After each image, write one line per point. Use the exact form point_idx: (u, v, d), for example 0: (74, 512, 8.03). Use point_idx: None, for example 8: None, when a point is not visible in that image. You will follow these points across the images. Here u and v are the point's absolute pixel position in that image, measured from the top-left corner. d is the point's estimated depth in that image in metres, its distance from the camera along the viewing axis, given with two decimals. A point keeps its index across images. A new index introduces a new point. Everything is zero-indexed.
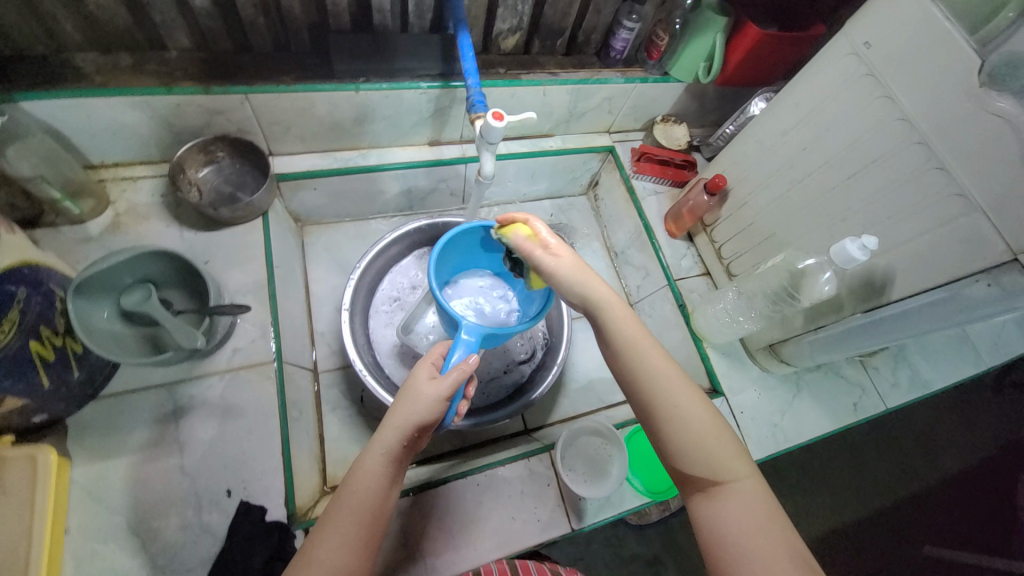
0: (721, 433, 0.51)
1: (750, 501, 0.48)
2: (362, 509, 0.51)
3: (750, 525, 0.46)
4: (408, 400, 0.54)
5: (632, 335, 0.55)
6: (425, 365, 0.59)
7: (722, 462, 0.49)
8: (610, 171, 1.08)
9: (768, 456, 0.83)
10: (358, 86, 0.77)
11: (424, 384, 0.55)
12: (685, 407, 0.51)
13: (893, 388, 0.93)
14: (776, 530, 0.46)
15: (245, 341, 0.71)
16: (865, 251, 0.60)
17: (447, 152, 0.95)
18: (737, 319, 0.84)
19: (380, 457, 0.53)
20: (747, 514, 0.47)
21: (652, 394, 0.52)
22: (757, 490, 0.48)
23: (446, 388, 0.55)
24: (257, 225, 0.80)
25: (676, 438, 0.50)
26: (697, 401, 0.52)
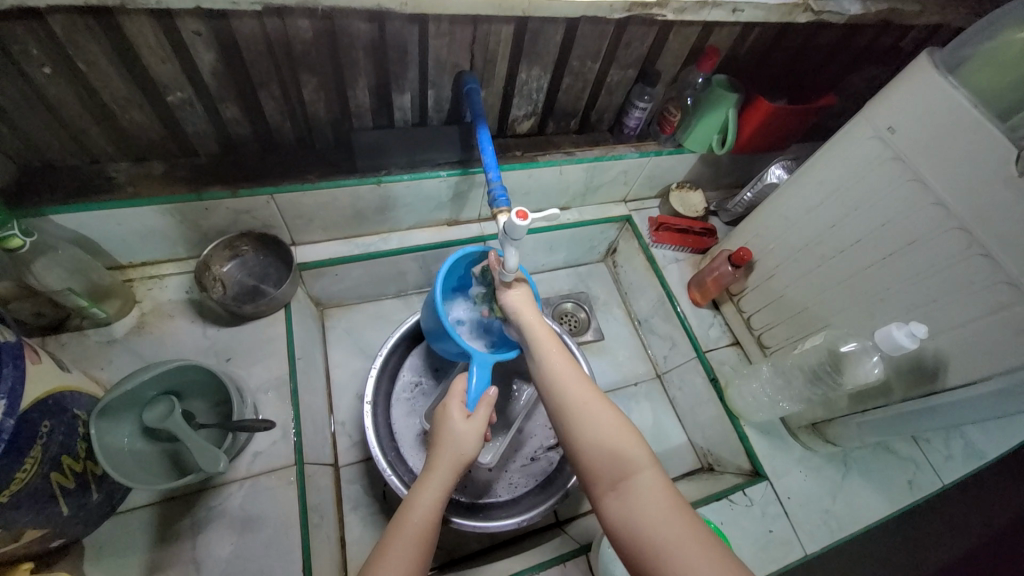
0: (621, 429, 0.56)
1: (651, 489, 0.51)
2: (421, 534, 0.54)
3: (654, 511, 0.50)
4: (451, 440, 0.60)
5: (545, 352, 0.63)
6: (455, 403, 0.63)
7: (625, 457, 0.53)
8: (628, 239, 1.07)
9: (824, 548, 0.75)
10: (380, 178, 0.79)
11: (462, 422, 0.61)
12: (592, 411, 0.57)
13: (949, 461, 0.86)
14: (678, 515, 0.49)
15: (266, 444, 0.69)
16: (914, 338, 0.57)
17: (465, 231, 0.95)
18: (776, 398, 0.79)
19: (436, 491, 0.57)
20: (652, 502, 0.50)
21: (566, 401, 0.59)
22: (656, 480, 0.52)
23: (483, 423, 0.61)
24: (279, 317, 0.79)
25: (585, 439, 0.56)
26: (599, 404, 0.58)
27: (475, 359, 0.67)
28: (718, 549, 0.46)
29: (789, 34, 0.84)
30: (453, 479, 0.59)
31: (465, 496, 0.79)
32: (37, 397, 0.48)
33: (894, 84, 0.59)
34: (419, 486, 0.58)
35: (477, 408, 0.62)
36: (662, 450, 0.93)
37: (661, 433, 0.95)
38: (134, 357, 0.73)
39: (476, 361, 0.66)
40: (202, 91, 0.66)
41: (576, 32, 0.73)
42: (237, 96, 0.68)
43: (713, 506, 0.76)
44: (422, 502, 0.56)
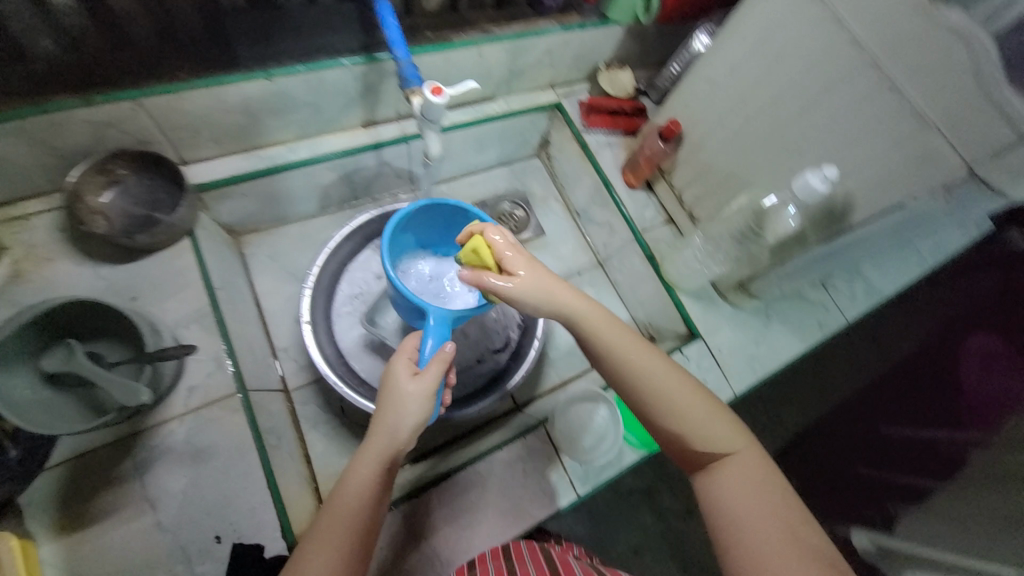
0: (710, 411, 0.58)
1: (741, 469, 0.55)
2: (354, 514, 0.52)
3: (745, 484, 0.54)
4: (392, 401, 0.54)
5: (608, 338, 0.60)
6: (402, 361, 0.56)
7: (717, 440, 0.56)
8: (560, 128, 1.03)
9: (749, 386, 0.86)
10: (269, 73, 0.68)
11: (409, 381, 0.54)
12: (683, 399, 0.58)
13: (851, 301, 0.97)
14: (765, 490, 0.53)
15: (201, 378, 0.65)
16: (826, 182, 0.60)
17: (384, 132, 0.86)
18: (707, 264, 0.85)
19: (371, 466, 0.54)
20: (743, 482, 0.54)
21: (654, 392, 0.58)
22: (749, 460, 0.56)
23: (432, 382, 0.54)
24: (186, 246, 0.71)
25: (672, 428, 0.58)
26: (686, 394, 0.58)
27: (431, 314, 0.58)
28: (810, 528, 0.50)
29: None
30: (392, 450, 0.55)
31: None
32: None
33: None
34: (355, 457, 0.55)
35: (428, 366, 0.55)
36: None
37: None
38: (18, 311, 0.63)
39: (431, 316, 0.58)
40: None
41: None
42: None
43: None
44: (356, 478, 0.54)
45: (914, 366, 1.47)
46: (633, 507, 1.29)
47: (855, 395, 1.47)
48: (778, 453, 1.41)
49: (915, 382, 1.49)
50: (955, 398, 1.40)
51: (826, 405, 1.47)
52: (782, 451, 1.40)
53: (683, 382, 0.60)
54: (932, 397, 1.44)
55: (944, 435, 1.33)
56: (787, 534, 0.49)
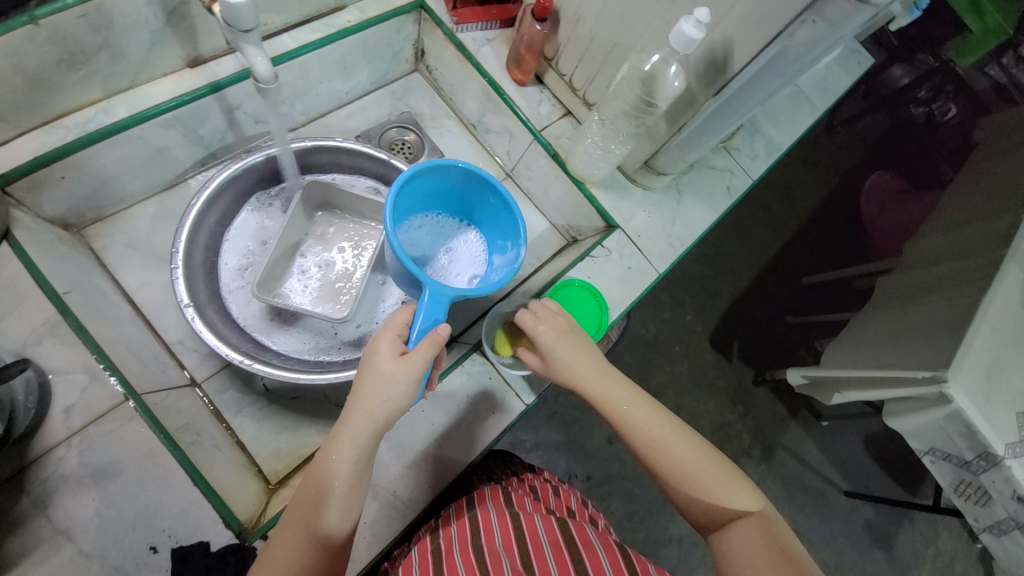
0: (717, 470, 0.59)
1: (753, 535, 0.55)
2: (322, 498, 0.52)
3: (754, 548, 0.54)
4: (370, 381, 0.53)
5: (620, 406, 0.61)
6: (388, 338, 0.54)
7: (729, 502, 0.57)
8: (431, 31, 0.91)
9: (671, 262, 0.87)
10: (32, 13, 0.53)
11: (391, 362, 0.53)
12: (696, 465, 0.58)
13: (754, 160, 0.99)
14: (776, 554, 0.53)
15: (77, 394, 0.57)
16: (700, 27, 0.56)
17: (219, 70, 0.72)
18: (608, 148, 0.80)
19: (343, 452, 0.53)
20: (754, 544, 0.54)
21: (674, 459, 0.58)
22: (758, 526, 0.56)
23: (412, 369, 0.52)
24: (6, 253, 0.59)
25: (687, 490, 0.58)
26: (697, 457, 0.59)
27: (427, 289, 0.54)
28: None
29: None
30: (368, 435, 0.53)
31: (340, 355, 0.75)
32: None
33: None
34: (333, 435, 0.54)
35: (417, 347, 0.53)
36: (528, 241, 0.96)
37: (524, 227, 0.97)
38: None
39: (427, 292, 0.54)
40: None
41: None
42: None
43: (578, 266, 0.81)
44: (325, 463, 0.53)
45: (823, 217, 1.62)
46: None
47: (779, 252, 1.56)
48: (721, 321, 1.49)
49: (828, 227, 1.61)
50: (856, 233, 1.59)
51: (755, 265, 1.54)
52: (724, 318, 1.49)
53: (700, 447, 0.60)
54: (839, 242, 1.60)
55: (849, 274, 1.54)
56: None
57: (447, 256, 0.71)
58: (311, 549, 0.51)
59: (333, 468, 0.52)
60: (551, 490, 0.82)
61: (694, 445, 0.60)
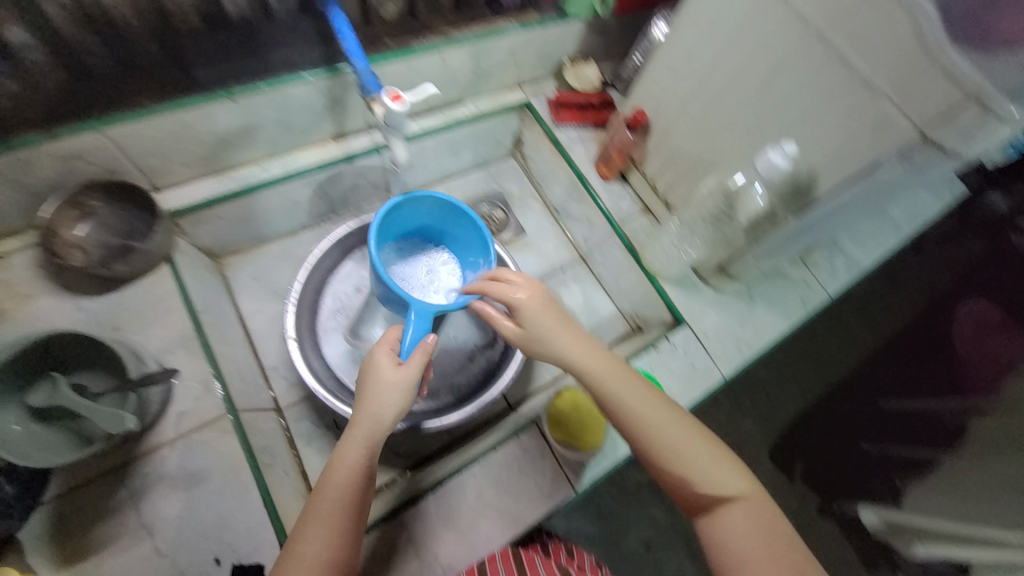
0: (709, 453, 0.60)
1: (748, 517, 0.58)
2: (344, 502, 0.54)
3: (749, 538, 0.57)
4: (375, 390, 0.57)
5: (610, 386, 0.59)
6: (383, 351, 0.59)
7: (723, 484, 0.59)
8: (531, 127, 1.04)
9: (737, 367, 0.87)
10: (231, 91, 0.68)
11: (392, 371, 0.57)
12: (690, 447, 0.59)
13: (832, 276, 0.98)
14: (769, 538, 0.57)
15: (189, 402, 0.65)
16: (787, 158, 0.63)
17: (354, 143, 0.86)
18: (683, 247, 0.88)
19: (360, 449, 0.57)
20: (746, 524, 0.58)
21: (667, 440, 0.58)
22: (751, 506, 0.59)
23: (412, 373, 0.56)
24: (166, 272, 0.71)
25: (683, 473, 0.58)
26: (690, 441, 0.59)
27: (412, 307, 0.59)
28: (809, 564, 0.56)
29: None
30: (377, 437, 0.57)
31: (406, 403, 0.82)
32: None
33: None
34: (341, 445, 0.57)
35: (411, 356, 0.58)
36: (594, 323, 0.99)
37: (592, 308, 1.01)
38: None
39: (413, 309, 0.59)
40: None
41: None
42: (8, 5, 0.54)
43: (643, 357, 0.84)
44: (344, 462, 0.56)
45: (909, 341, 1.50)
46: (642, 500, 1.29)
47: (855, 371, 1.46)
48: (783, 434, 1.39)
49: (918, 354, 1.47)
50: (951, 364, 1.43)
51: (826, 380, 1.45)
52: (788, 431, 1.40)
53: (687, 425, 0.60)
54: (930, 370, 1.45)
55: (938, 408, 1.38)
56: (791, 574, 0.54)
57: (427, 275, 0.79)
58: (338, 550, 0.53)
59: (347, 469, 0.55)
60: (564, 552, 0.88)
61: (681, 420, 0.61)
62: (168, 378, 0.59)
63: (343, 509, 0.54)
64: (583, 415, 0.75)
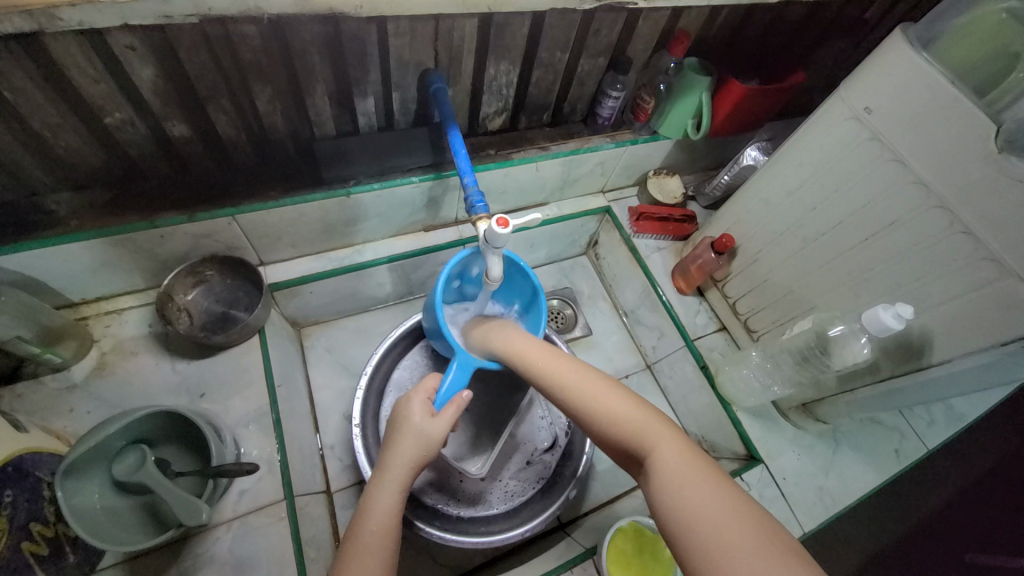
0: (628, 405, 0.53)
1: (671, 462, 0.47)
2: (381, 539, 0.53)
3: (673, 484, 0.45)
4: (406, 437, 0.59)
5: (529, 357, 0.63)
6: (419, 399, 0.63)
7: (643, 433, 0.50)
8: (609, 230, 1.06)
9: (820, 524, 0.78)
10: (349, 190, 0.75)
11: (425, 419, 0.61)
12: (599, 392, 0.54)
13: (930, 426, 0.89)
14: (697, 481, 0.44)
15: (252, 481, 0.65)
16: (900, 319, 0.58)
17: (443, 236, 0.91)
18: (768, 384, 0.81)
19: (391, 492, 0.56)
20: (677, 468, 0.46)
21: (569, 391, 0.57)
22: (679, 446, 0.48)
23: (446, 424, 0.61)
24: (255, 343, 0.75)
25: (602, 427, 0.53)
26: (598, 387, 0.55)
27: (456, 360, 0.68)
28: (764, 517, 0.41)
29: (755, 16, 0.85)
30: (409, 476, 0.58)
31: (456, 507, 0.79)
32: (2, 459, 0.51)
33: (868, 63, 0.59)
34: (371, 489, 0.57)
35: (444, 407, 0.62)
36: None
37: None
38: (99, 404, 0.67)
39: (456, 361, 0.68)
40: (143, 110, 0.60)
41: (543, 23, 0.71)
42: (184, 112, 0.62)
43: None
44: (376, 506, 0.55)
45: (1001, 482, 1.27)
46: None
47: (942, 512, 1.23)
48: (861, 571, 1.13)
49: (1009, 500, 1.25)
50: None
51: (910, 517, 1.21)
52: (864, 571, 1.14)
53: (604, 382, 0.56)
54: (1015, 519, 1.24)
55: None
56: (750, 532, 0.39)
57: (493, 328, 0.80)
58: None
59: (379, 508, 0.55)
60: None
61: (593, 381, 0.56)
62: (241, 472, 0.56)
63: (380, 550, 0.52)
64: (644, 558, 0.70)
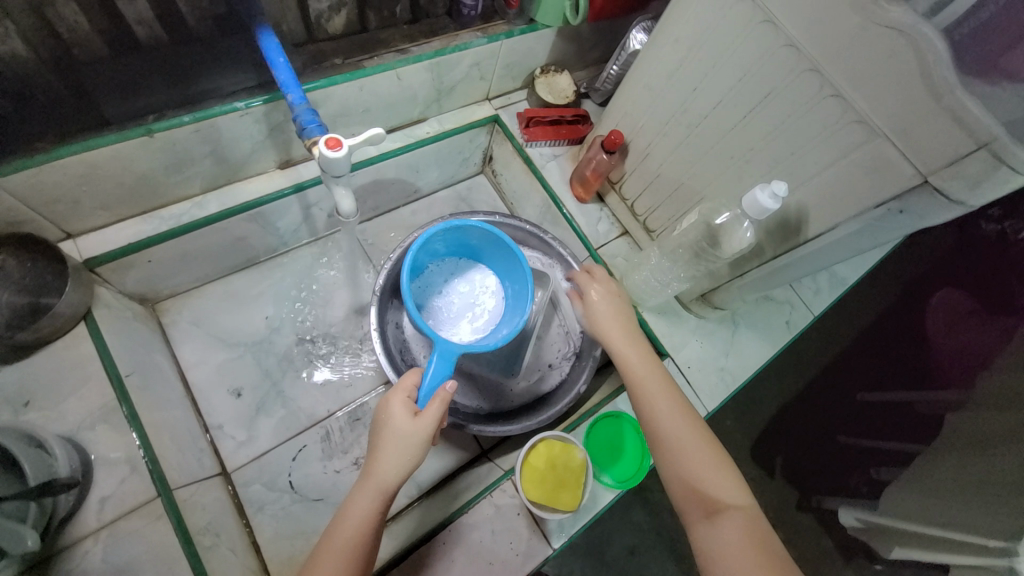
0: (716, 466, 0.56)
1: (744, 531, 0.52)
2: (350, 546, 0.51)
3: (740, 553, 0.50)
4: (388, 441, 0.54)
5: (640, 377, 0.65)
6: (400, 399, 0.56)
7: (722, 494, 0.55)
8: (501, 143, 0.97)
9: (722, 401, 0.82)
10: (149, 127, 0.59)
11: (408, 421, 0.54)
12: (704, 451, 0.57)
13: (816, 294, 0.95)
14: (767, 558, 0.50)
15: (114, 486, 0.56)
16: (776, 198, 0.56)
17: (304, 172, 0.78)
18: (666, 280, 0.80)
19: (370, 499, 0.53)
20: (745, 537, 0.51)
21: (669, 430, 0.60)
22: (752, 517, 0.54)
23: (431, 423, 0.54)
24: (83, 333, 0.63)
25: (685, 468, 0.57)
26: (698, 440, 0.58)
27: (436, 349, 0.58)
28: None
29: None
30: (389, 489, 0.54)
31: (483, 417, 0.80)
32: None
33: None
34: (353, 494, 0.54)
35: (428, 405, 0.55)
36: None
37: None
38: None
39: (436, 352, 0.58)
40: None
41: None
42: None
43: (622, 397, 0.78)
44: (355, 513, 0.52)
45: (891, 327, 1.42)
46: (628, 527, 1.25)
47: (833, 364, 1.38)
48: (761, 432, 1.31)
49: (886, 341, 1.40)
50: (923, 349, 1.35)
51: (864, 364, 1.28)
52: (766, 431, 1.30)
53: (704, 434, 0.60)
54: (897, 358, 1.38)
55: (914, 398, 1.30)
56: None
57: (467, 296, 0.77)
58: None
59: (353, 513, 0.52)
60: None
61: (693, 431, 0.59)
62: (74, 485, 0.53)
63: (343, 552, 0.50)
64: (558, 472, 0.71)
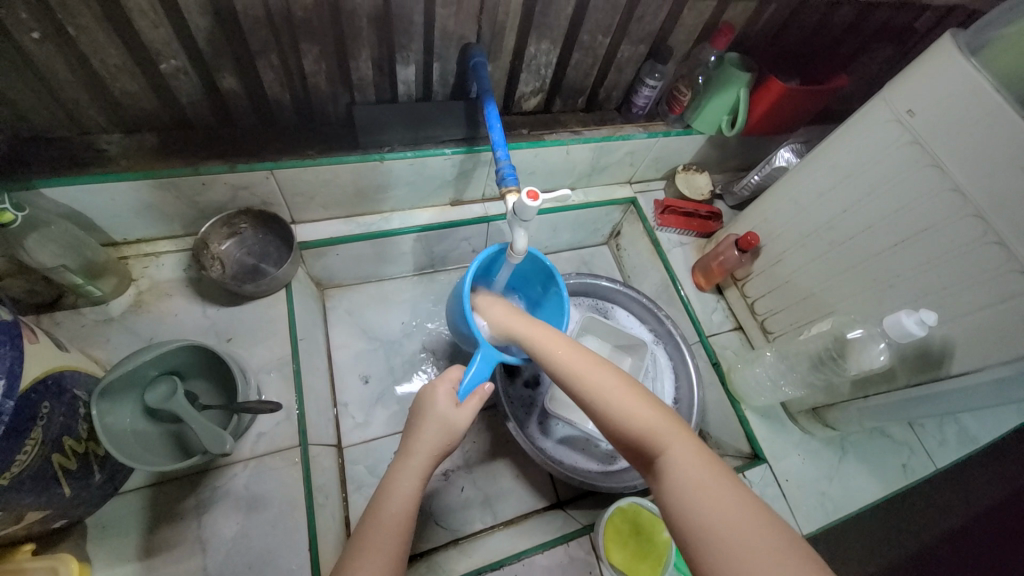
0: (635, 400, 0.51)
1: (673, 450, 0.46)
2: (401, 518, 0.51)
3: (679, 476, 0.44)
4: (431, 423, 0.57)
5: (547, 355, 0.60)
6: (444, 387, 0.59)
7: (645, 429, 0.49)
8: (632, 222, 1.06)
9: (820, 526, 0.78)
10: (383, 155, 0.76)
11: (449, 408, 0.58)
12: (611, 387, 0.53)
13: (941, 446, 0.88)
14: (696, 469, 0.44)
15: (270, 425, 0.68)
16: (923, 326, 0.58)
17: (468, 211, 0.93)
18: (779, 382, 0.81)
19: (414, 477, 0.54)
20: (676, 460, 0.46)
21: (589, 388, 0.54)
22: (675, 433, 0.48)
23: (471, 413, 0.58)
24: (281, 297, 0.78)
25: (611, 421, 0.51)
26: (613, 385, 0.53)
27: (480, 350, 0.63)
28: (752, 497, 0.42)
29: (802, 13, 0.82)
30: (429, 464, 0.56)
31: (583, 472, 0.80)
32: (68, 363, 0.53)
33: (913, 65, 0.59)
34: (392, 475, 0.54)
35: (468, 398, 0.59)
36: None
37: None
38: (134, 337, 0.71)
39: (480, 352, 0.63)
40: (195, 59, 0.62)
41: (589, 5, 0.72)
42: (234, 64, 0.64)
43: None
44: (402, 489, 0.53)
45: None
46: None
47: None
48: None
49: None
50: None
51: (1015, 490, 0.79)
52: None
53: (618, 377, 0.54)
54: None
55: None
56: (760, 538, 0.38)
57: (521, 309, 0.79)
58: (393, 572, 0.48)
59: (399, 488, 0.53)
60: None
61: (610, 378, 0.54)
62: (264, 409, 0.61)
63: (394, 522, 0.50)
64: (639, 538, 0.70)
